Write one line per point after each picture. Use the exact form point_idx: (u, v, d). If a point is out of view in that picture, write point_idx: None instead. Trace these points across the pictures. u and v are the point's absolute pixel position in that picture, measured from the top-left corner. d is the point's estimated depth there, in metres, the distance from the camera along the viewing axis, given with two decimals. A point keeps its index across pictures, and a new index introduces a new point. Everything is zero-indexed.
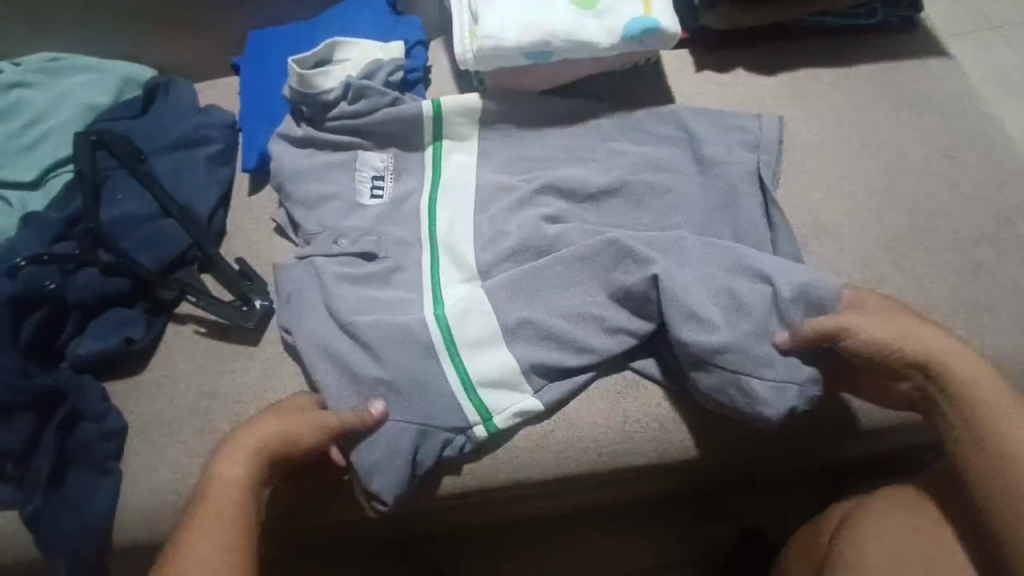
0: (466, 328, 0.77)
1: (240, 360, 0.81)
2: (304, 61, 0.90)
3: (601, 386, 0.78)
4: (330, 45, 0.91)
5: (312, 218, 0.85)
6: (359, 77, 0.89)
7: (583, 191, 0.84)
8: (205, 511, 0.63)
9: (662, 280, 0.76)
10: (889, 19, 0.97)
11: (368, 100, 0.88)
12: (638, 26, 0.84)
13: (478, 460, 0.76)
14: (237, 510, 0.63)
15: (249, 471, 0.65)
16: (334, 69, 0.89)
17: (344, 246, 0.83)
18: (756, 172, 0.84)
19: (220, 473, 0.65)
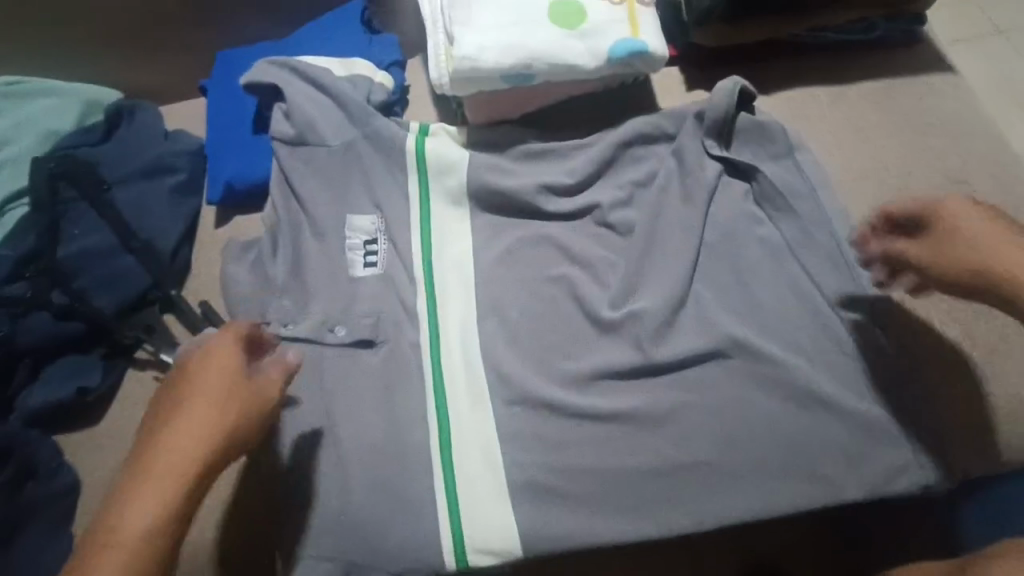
0: (439, 160, 0.82)
1: None
2: (255, 78, 0.82)
3: (601, 457, 0.68)
4: (273, 63, 0.84)
5: (277, 322, 0.76)
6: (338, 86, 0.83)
7: (582, 254, 0.79)
8: (94, 554, 0.47)
9: (671, 220, 0.79)
10: (888, 35, 0.91)
11: (318, 115, 0.82)
12: (625, 49, 0.79)
13: (454, 216, 0.82)
14: (183, 492, 0.51)
15: (162, 515, 0.50)
16: (279, 83, 0.83)
17: (289, 331, 0.74)
18: (764, 238, 0.78)
19: (106, 545, 0.48)
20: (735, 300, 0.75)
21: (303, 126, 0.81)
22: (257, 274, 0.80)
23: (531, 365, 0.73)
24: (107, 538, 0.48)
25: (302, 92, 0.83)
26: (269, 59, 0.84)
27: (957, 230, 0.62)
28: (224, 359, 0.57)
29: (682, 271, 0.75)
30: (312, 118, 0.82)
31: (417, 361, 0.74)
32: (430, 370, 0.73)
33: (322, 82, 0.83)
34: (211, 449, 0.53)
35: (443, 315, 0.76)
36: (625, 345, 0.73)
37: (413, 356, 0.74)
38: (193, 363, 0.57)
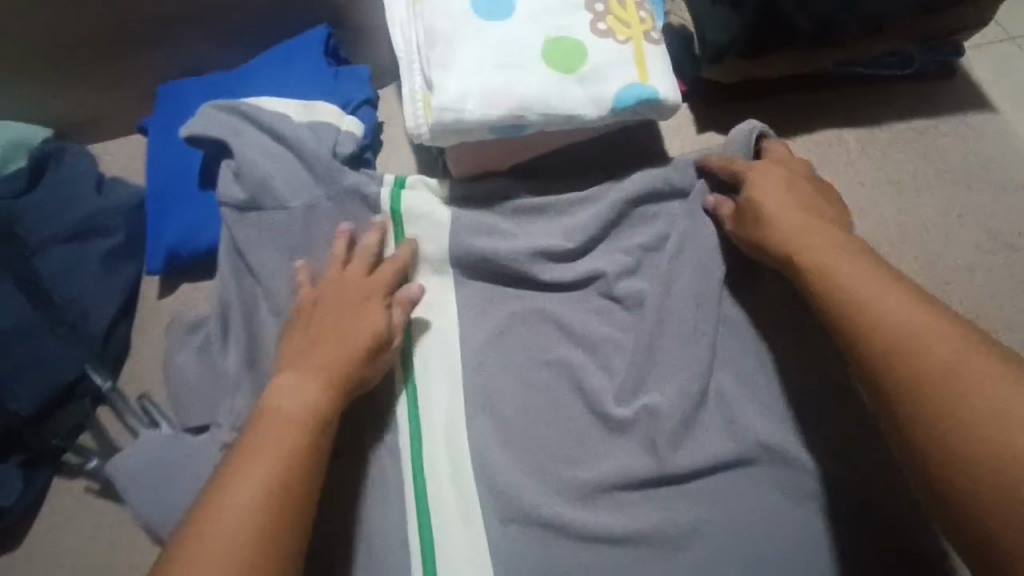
0: (418, 220, 0.71)
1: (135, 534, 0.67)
2: (198, 127, 0.71)
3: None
4: (220, 108, 0.72)
5: (227, 424, 0.66)
6: (294, 137, 0.71)
7: (583, 334, 0.68)
8: (261, 434, 0.54)
9: (686, 291, 0.68)
10: (924, 70, 0.81)
11: (273, 170, 0.70)
12: (632, 96, 0.68)
13: (436, 287, 0.71)
14: (331, 389, 0.58)
15: (314, 404, 0.56)
16: (226, 134, 0.71)
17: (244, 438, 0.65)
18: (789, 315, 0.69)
19: (274, 419, 0.55)
20: (759, 391, 0.65)
21: (255, 188, 0.70)
22: (206, 363, 0.70)
23: (527, 474, 0.62)
24: (273, 421, 0.55)
25: (253, 144, 0.71)
26: (215, 103, 0.72)
27: (816, 249, 0.60)
28: (383, 271, 0.67)
29: (698, 359, 0.65)
30: (266, 176, 0.70)
31: (394, 474, 0.63)
32: (411, 486, 0.62)
33: (277, 131, 0.71)
34: (362, 354, 0.61)
35: (424, 415, 0.65)
36: (635, 445, 0.63)
37: (390, 468, 0.63)
38: (348, 274, 0.66)
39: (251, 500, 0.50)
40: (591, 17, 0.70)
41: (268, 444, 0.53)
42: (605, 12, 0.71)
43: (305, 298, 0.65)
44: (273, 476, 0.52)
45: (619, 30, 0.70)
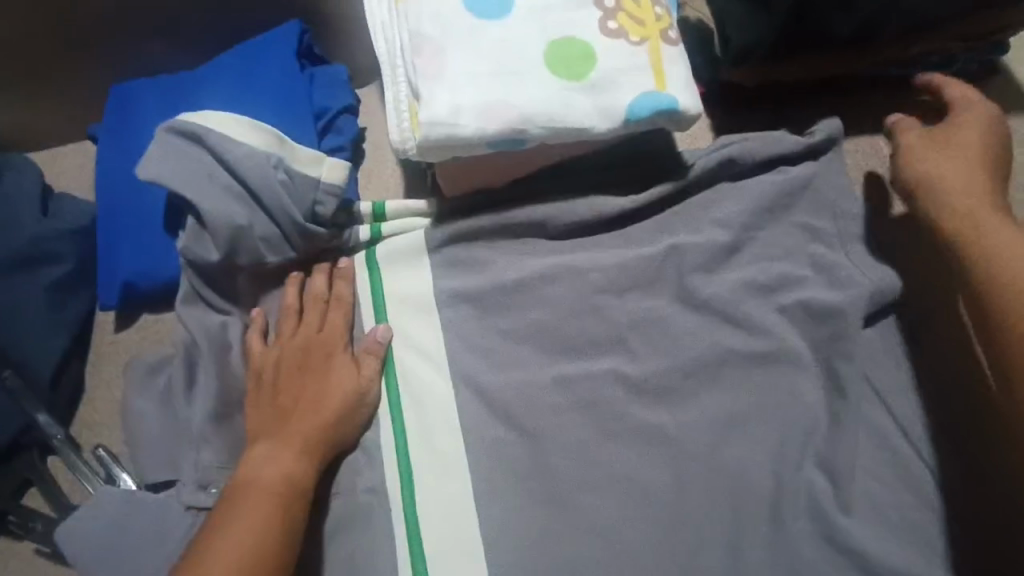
0: (396, 248, 0.67)
1: None
2: (149, 158, 0.63)
3: None
4: (171, 131, 0.63)
5: (193, 482, 0.59)
6: (252, 183, 0.62)
7: (590, 369, 0.63)
8: (239, 502, 0.53)
9: (701, 324, 0.63)
10: (966, 69, 0.73)
11: (234, 208, 0.62)
12: (646, 107, 0.60)
13: (420, 319, 0.66)
14: (307, 453, 0.57)
15: (289, 468, 0.55)
16: (173, 164, 0.63)
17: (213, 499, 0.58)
18: (824, 345, 0.62)
19: (248, 486, 0.54)
20: (790, 440, 0.58)
21: (216, 218, 0.62)
22: (169, 412, 0.63)
23: (532, 531, 0.57)
24: (248, 490, 0.54)
25: (208, 174, 0.63)
26: (168, 124, 0.63)
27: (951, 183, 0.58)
28: (338, 316, 0.65)
29: (714, 399, 0.61)
30: (228, 211, 0.62)
31: (386, 536, 0.58)
32: (406, 550, 0.58)
33: (232, 161, 0.62)
34: (332, 414, 0.60)
35: (417, 464, 0.60)
36: (647, 494, 0.58)
37: (382, 530, 0.58)
38: (314, 324, 0.64)
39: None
40: (601, 13, 0.62)
41: (244, 512, 0.52)
42: (616, 8, 0.62)
43: (263, 352, 0.63)
44: (257, 540, 0.51)
45: (631, 29, 0.61)
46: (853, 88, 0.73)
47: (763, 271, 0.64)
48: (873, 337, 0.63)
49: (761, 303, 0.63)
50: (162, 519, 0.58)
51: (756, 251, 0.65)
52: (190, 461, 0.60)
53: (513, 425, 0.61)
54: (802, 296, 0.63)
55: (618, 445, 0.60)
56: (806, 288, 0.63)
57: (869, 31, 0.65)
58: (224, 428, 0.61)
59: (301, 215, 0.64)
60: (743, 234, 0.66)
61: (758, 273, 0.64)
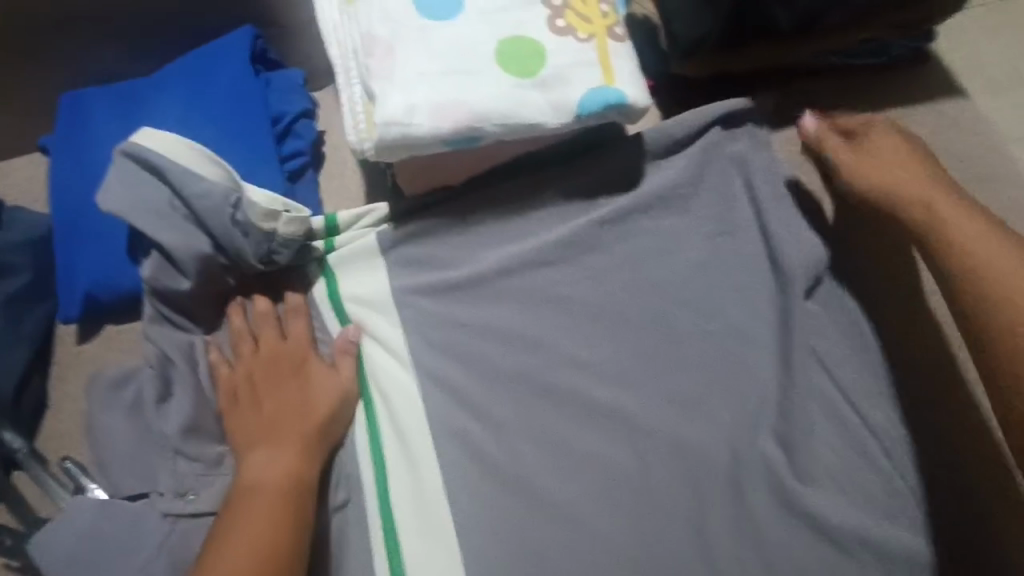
0: (351, 256, 0.68)
1: None
2: (106, 188, 0.60)
3: None
4: (128, 155, 0.61)
5: (170, 489, 0.59)
6: (205, 219, 0.61)
7: (547, 354, 0.65)
8: (242, 509, 0.54)
9: (654, 309, 0.67)
10: (897, 56, 0.77)
11: (188, 241, 0.61)
12: (595, 102, 0.62)
13: (378, 319, 0.67)
14: (299, 450, 0.58)
15: (289, 468, 0.56)
16: (127, 191, 0.60)
17: (190, 505, 0.58)
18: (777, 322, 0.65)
19: (252, 490, 0.55)
20: (746, 415, 0.61)
21: (172, 249, 0.61)
22: (136, 423, 0.63)
23: (502, 515, 0.60)
24: (251, 495, 0.54)
25: (166, 206, 0.61)
26: (121, 148, 0.60)
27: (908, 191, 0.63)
28: (300, 323, 0.65)
29: (671, 380, 0.64)
30: (183, 246, 0.61)
31: (364, 529, 0.60)
32: (381, 542, 0.59)
33: (188, 196, 0.60)
34: (321, 410, 0.61)
35: (388, 451, 0.62)
36: (610, 475, 0.61)
37: (360, 523, 0.60)
38: (281, 330, 0.65)
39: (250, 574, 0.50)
40: (549, 12, 0.64)
41: (250, 515, 0.53)
42: (563, 6, 0.64)
43: (228, 372, 0.62)
44: (271, 541, 0.52)
45: (579, 26, 0.64)
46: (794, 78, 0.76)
47: (711, 260, 0.68)
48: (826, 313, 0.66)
49: (712, 289, 0.67)
50: (137, 527, 0.58)
51: (704, 238, 0.69)
52: (160, 469, 0.60)
53: (479, 413, 0.63)
54: (741, 279, 0.67)
55: (581, 427, 0.62)
56: (751, 276, 0.67)
57: (805, 23, 0.69)
58: (197, 434, 0.61)
59: (252, 252, 0.62)
60: (691, 223, 0.70)
61: (705, 260, 0.68)
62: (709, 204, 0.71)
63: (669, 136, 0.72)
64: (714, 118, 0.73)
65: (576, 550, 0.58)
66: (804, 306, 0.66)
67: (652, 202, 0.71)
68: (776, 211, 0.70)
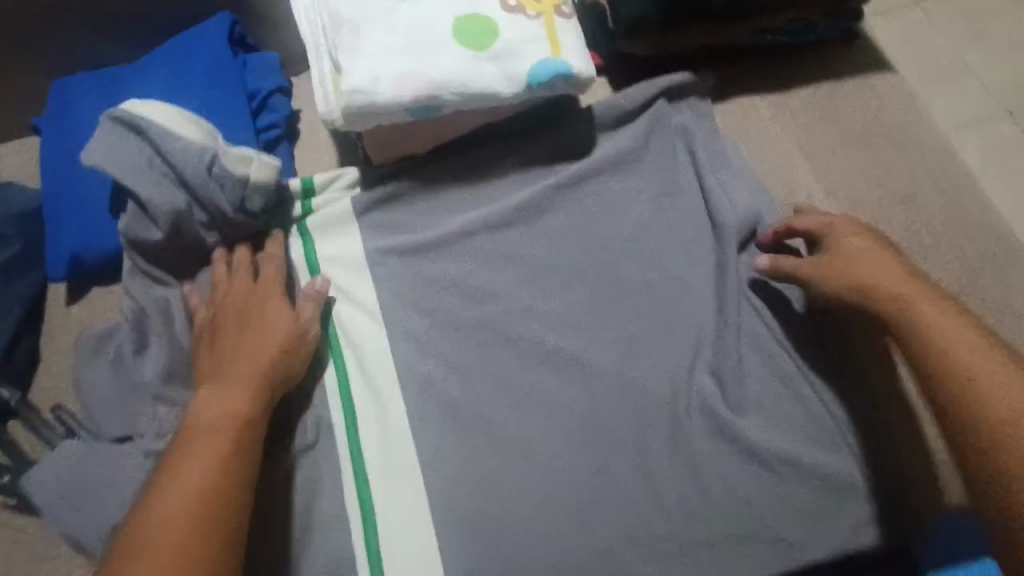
0: (325, 218, 0.74)
1: (53, 548, 0.63)
2: (92, 145, 0.65)
3: (546, 541, 0.62)
4: (114, 117, 0.65)
5: (150, 432, 0.64)
6: (186, 174, 0.66)
7: (506, 307, 0.71)
8: (190, 443, 0.54)
9: (604, 265, 0.73)
10: (829, 34, 0.84)
11: (168, 195, 0.66)
12: (544, 72, 0.68)
13: (351, 276, 0.73)
14: (248, 392, 0.59)
15: (240, 405, 0.57)
16: (111, 149, 0.65)
17: (170, 445, 0.63)
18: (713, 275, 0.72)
19: (201, 427, 0.56)
20: (682, 358, 0.68)
21: (152, 202, 0.65)
22: (121, 373, 0.67)
23: (464, 448, 0.66)
24: (199, 429, 0.55)
25: (147, 163, 0.66)
26: (109, 112, 0.65)
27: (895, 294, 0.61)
28: (269, 271, 0.68)
29: (618, 328, 0.70)
30: (164, 199, 0.66)
31: (334, 464, 0.66)
32: (350, 477, 0.65)
33: (170, 154, 0.65)
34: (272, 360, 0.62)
35: (358, 395, 0.68)
36: (562, 411, 0.67)
37: (330, 459, 0.66)
38: (237, 290, 0.66)
39: (190, 501, 0.51)
40: None
41: (196, 449, 0.54)
42: None
43: (204, 313, 0.66)
44: (213, 475, 0.52)
45: (529, 5, 0.70)
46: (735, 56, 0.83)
47: (657, 220, 0.75)
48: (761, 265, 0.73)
49: (657, 247, 0.73)
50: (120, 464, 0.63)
51: (651, 200, 0.75)
52: (144, 412, 0.65)
53: (443, 360, 0.69)
54: (683, 237, 0.74)
55: (536, 371, 0.68)
56: (692, 236, 0.74)
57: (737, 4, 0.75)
58: (176, 379, 0.66)
59: (230, 205, 0.68)
60: (639, 187, 0.76)
61: (651, 220, 0.75)
62: (655, 169, 0.77)
63: (618, 109, 0.78)
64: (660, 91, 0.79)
65: (531, 480, 0.64)
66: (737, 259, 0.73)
67: (603, 168, 0.76)
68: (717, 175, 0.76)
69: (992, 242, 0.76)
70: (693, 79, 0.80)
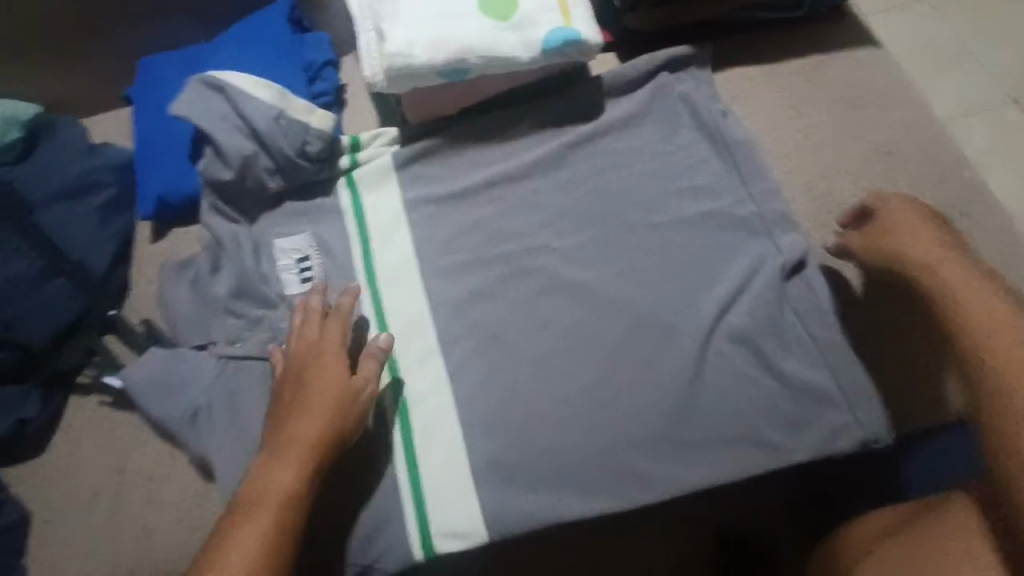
0: (370, 169, 0.85)
1: (143, 435, 0.75)
2: (182, 102, 0.80)
3: (557, 437, 0.72)
4: (201, 81, 0.81)
5: (222, 339, 0.77)
6: (256, 125, 0.80)
7: (524, 245, 0.81)
8: (245, 519, 0.58)
9: (611, 210, 0.83)
10: (817, 10, 0.93)
11: (241, 142, 0.80)
12: (557, 39, 0.79)
13: (391, 219, 0.84)
14: (304, 466, 0.62)
15: (293, 477, 0.61)
16: (198, 105, 0.80)
17: (235, 348, 0.75)
18: (707, 217, 0.81)
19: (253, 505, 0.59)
20: (679, 287, 0.77)
21: (227, 146, 0.79)
22: (198, 297, 0.79)
23: (486, 361, 0.76)
24: (255, 505, 0.59)
25: (225, 118, 0.80)
26: (197, 77, 0.81)
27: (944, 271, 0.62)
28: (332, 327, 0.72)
29: (622, 263, 0.80)
30: (238, 144, 0.79)
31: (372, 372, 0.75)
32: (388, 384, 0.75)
33: (244, 109, 0.80)
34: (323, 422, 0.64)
35: (392, 317, 0.78)
36: (571, 331, 0.76)
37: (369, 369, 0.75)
38: (295, 357, 0.69)
39: None
40: None
41: (248, 527, 0.57)
42: None
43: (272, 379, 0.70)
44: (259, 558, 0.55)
45: None
46: (730, 30, 0.93)
47: (659, 171, 0.84)
48: (756, 207, 0.81)
49: (659, 194, 0.83)
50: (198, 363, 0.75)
51: (654, 155, 0.85)
52: (217, 326, 0.77)
53: (469, 287, 0.79)
54: (681, 186, 0.83)
55: (549, 297, 0.78)
56: (689, 186, 0.83)
57: None
58: (245, 298, 0.79)
59: (291, 151, 0.81)
60: (642, 143, 0.86)
61: (652, 171, 0.84)
62: (658, 127, 0.87)
63: (624, 77, 0.88)
64: (662, 61, 0.89)
65: (544, 387, 0.74)
66: (729, 205, 0.82)
67: (611, 127, 0.87)
68: (713, 131, 0.85)
69: (964, 191, 0.84)
70: (693, 49, 0.89)
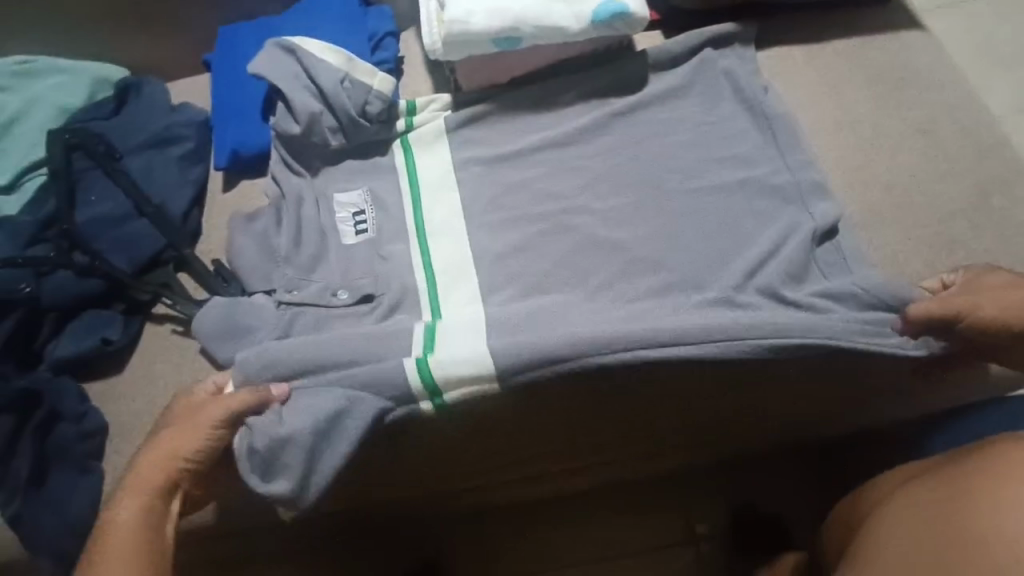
0: (424, 133, 0.91)
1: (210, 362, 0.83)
2: (259, 62, 0.88)
3: None
4: (277, 45, 0.89)
5: (283, 285, 0.82)
6: (323, 85, 0.86)
7: (565, 205, 0.86)
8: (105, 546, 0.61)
9: (650, 176, 0.87)
10: None
11: (309, 100, 0.86)
12: (606, 11, 0.84)
13: (441, 180, 0.89)
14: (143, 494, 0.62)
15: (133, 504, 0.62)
16: (272, 65, 0.87)
17: (295, 293, 0.81)
18: (743, 185, 0.84)
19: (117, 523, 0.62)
20: (712, 249, 0.81)
21: (296, 103, 0.86)
22: (263, 241, 0.86)
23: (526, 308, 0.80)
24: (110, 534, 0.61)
25: (296, 78, 0.87)
26: (273, 41, 0.89)
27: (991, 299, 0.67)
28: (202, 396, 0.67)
29: (658, 225, 0.83)
30: (306, 102, 0.86)
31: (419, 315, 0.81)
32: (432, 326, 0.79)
33: (312, 70, 0.87)
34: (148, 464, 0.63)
35: (439, 267, 0.84)
36: (607, 285, 0.81)
37: (416, 313, 0.81)
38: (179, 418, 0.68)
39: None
40: None
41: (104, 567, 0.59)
42: None
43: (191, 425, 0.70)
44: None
45: None
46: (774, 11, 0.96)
47: (698, 141, 0.88)
48: (791, 178, 0.84)
49: (697, 163, 0.87)
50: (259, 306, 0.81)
51: (694, 126, 0.89)
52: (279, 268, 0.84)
53: (512, 240, 0.84)
54: (719, 155, 0.87)
55: (588, 253, 0.83)
56: (727, 156, 0.86)
57: None
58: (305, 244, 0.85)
59: (353, 110, 0.87)
60: (684, 114, 0.90)
61: (692, 142, 0.88)
62: (699, 101, 0.91)
63: (668, 52, 0.92)
64: (706, 38, 0.92)
65: None
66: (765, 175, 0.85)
67: (654, 99, 0.91)
68: (752, 106, 0.89)
69: (1003, 168, 0.85)
70: (737, 28, 0.93)
